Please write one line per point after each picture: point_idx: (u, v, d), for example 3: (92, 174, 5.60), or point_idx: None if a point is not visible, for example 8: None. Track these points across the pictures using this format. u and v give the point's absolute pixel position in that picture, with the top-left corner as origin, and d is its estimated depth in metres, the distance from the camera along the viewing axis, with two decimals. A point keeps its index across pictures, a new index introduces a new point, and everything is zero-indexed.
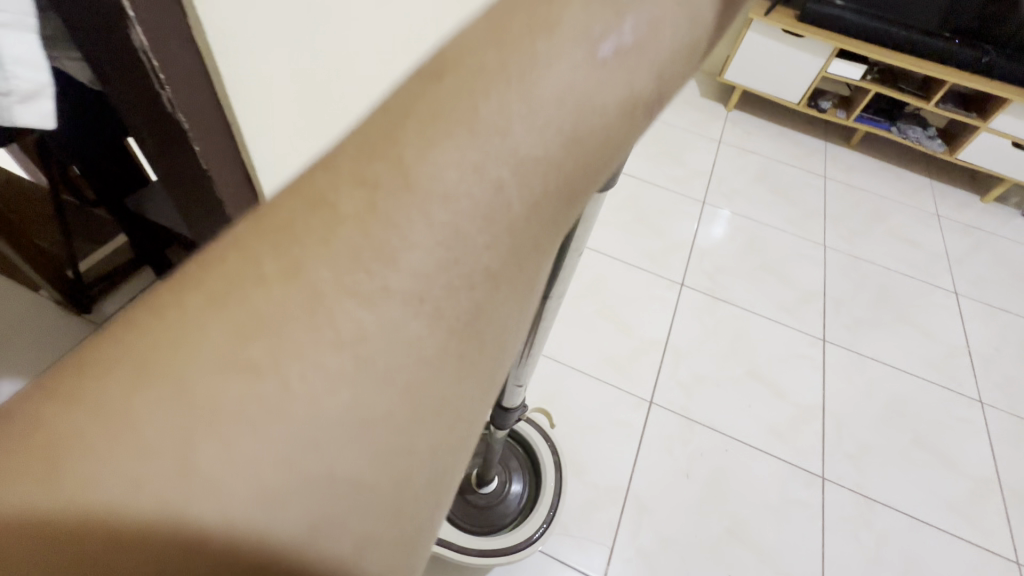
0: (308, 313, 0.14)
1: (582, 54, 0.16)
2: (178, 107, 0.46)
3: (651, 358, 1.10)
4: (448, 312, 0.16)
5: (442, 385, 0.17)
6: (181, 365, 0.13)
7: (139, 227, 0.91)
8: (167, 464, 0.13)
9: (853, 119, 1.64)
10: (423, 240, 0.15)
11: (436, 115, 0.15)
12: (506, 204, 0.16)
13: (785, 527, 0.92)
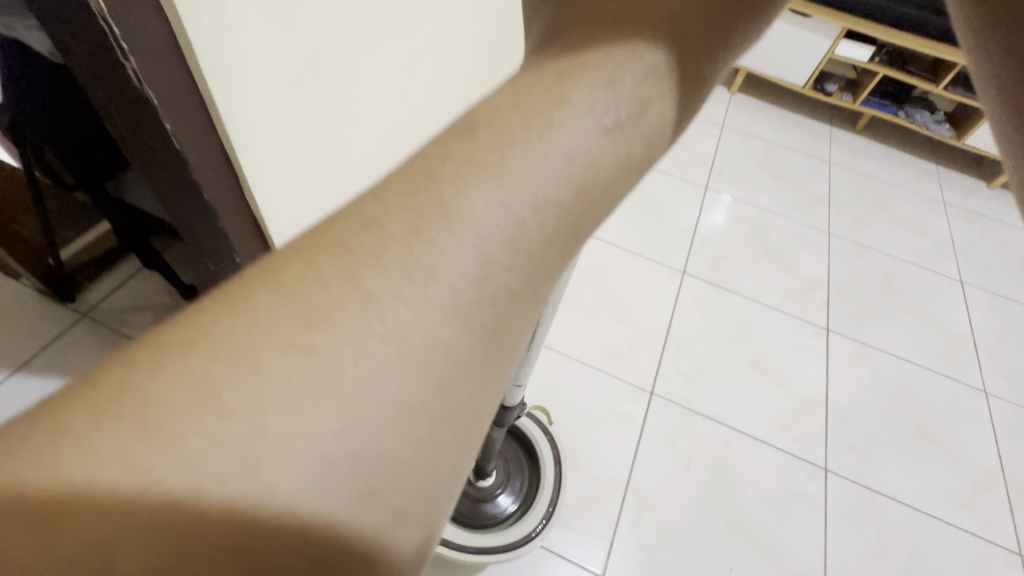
0: (350, 293, 0.17)
1: (577, 134, 0.21)
2: (149, 87, 0.40)
3: (652, 348, 1.07)
4: (472, 310, 0.18)
5: (461, 376, 0.17)
6: (242, 327, 0.16)
7: (122, 214, 0.88)
8: (214, 407, 0.15)
9: (859, 103, 1.60)
10: (455, 248, 0.18)
11: (469, 150, 0.20)
12: (526, 225, 0.19)
13: (787, 520, 0.91)
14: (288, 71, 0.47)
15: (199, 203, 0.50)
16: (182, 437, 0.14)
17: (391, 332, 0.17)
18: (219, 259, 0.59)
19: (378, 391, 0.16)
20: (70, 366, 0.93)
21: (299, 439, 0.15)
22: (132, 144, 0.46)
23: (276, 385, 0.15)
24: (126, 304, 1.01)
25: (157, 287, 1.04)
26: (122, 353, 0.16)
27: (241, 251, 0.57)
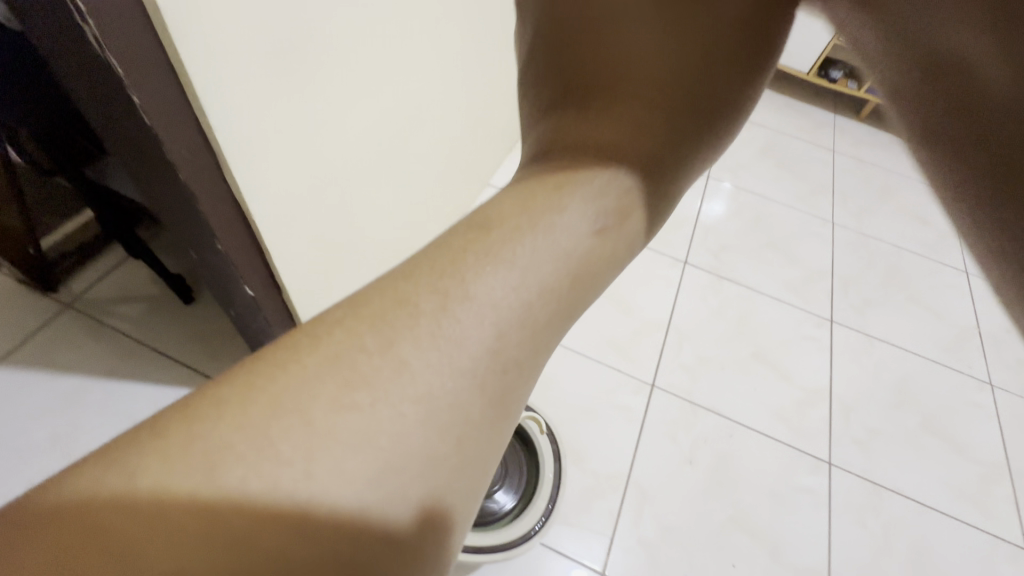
0: (393, 361, 0.22)
1: (572, 234, 0.27)
2: (114, 57, 0.35)
3: (653, 340, 1.05)
4: (483, 378, 0.23)
5: (469, 428, 0.23)
6: (317, 382, 0.21)
7: (104, 200, 0.85)
8: (297, 437, 0.20)
9: (864, 90, 1.57)
10: (472, 326, 0.24)
11: (484, 254, 0.25)
12: (526, 310, 0.25)
13: (792, 515, 0.89)
14: (265, 39, 0.44)
15: (178, 187, 0.46)
16: (273, 456, 0.20)
17: (421, 393, 0.22)
18: (204, 252, 0.55)
19: (412, 431, 0.22)
20: (53, 359, 0.90)
21: (355, 466, 0.20)
22: (105, 122, 0.42)
23: (335, 430, 0.21)
24: (110, 295, 0.98)
25: (143, 277, 1.01)
26: (224, 389, 0.21)
27: (225, 241, 0.52)
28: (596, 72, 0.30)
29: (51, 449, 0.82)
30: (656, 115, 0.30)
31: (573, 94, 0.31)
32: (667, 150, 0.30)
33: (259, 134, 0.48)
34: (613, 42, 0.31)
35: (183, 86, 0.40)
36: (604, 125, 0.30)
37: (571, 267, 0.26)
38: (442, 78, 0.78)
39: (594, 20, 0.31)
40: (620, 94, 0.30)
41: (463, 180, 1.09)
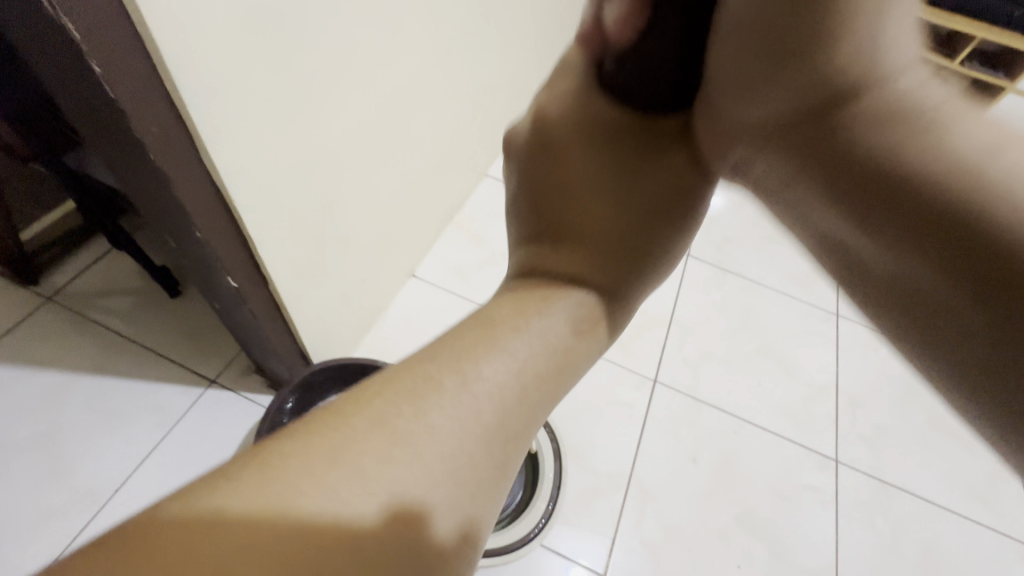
0: (418, 419, 0.25)
1: (556, 328, 0.29)
2: (71, 22, 0.32)
3: (655, 335, 1.02)
4: (488, 436, 0.26)
5: (478, 487, 0.25)
6: (356, 422, 0.24)
7: (84, 188, 0.81)
8: (339, 467, 0.22)
9: None
10: (480, 390, 0.26)
11: (486, 337, 0.28)
12: (523, 384, 0.27)
13: (798, 513, 0.87)
14: (240, 8, 0.40)
15: (152, 170, 0.42)
16: (317, 479, 0.22)
17: (438, 446, 0.24)
18: (183, 241, 0.52)
19: (431, 469, 0.24)
20: (34, 356, 0.87)
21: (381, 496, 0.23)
22: (70, 100, 0.39)
23: (365, 475, 0.23)
24: (93, 288, 0.94)
25: (127, 269, 0.97)
26: (270, 445, 0.23)
27: (205, 228, 0.49)
28: (555, 195, 0.31)
29: (31, 448, 0.79)
30: (617, 230, 0.30)
31: (539, 217, 0.32)
32: (632, 262, 0.31)
33: (239, 112, 0.45)
34: (571, 159, 0.31)
35: (151, 56, 0.37)
36: (565, 250, 0.31)
37: (556, 355, 0.28)
38: (435, 63, 0.75)
39: (550, 141, 0.31)
40: (578, 215, 0.31)
41: (459, 170, 1.06)
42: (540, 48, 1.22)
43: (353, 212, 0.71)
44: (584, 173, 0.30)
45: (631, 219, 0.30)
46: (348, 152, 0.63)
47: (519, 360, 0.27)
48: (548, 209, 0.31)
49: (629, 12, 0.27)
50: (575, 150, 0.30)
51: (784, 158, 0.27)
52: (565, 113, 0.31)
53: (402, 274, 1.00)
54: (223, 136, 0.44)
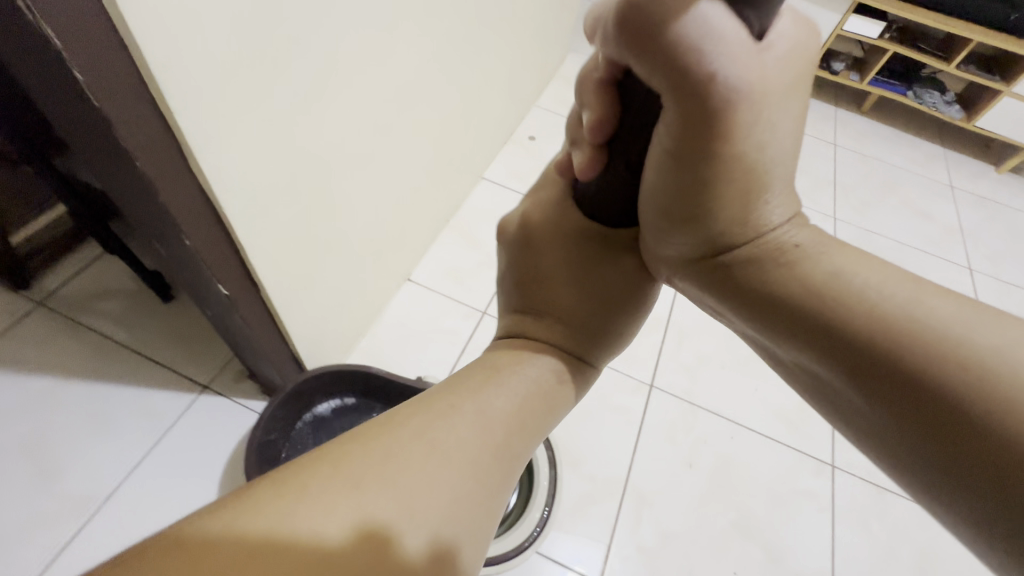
0: (436, 430, 0.28)
1: (543, 368, 0.34)
2: (50, 26, 0.31)
3: (651, 339, 1.02)
4: (499, 447, 0.29)
5: (495, 487, 0.28)
6: (383, 437, 0.27)
7: (75, 191, 0.80)
8: (371, 477, 0.25)
9: (866, 82, 1.54)
10: (493, 412, 0.30)
11: (489, 376, 0.33)
12: (522, 408, 0.31)
13: (794, 519, 0.86)
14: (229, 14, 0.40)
15: (138, 176, 0.42)
16: (346, 489, 0.24)
17: (467, 450, 0.28)
18: (171, 247, 0.51)
19: (457, 470, 0.27)
20: (25, 360, 0.86)
21: (418, 494, 0.25)
22: (53, 107, 0.38)
23: (412, 472, 0.26)
24: (86, 292, 0.93)
25: (120, 272, 0.97)
26: (323, 455, 0.26)
27: (193, 234, 0.48)
28: (534, 281, 0.37)
29: (20, 455, 0.78)
30: (585, 310, 0.36)
31: (523, 295, 0.38)
32: (598, 336, 0.37)
33: (225, 118, 0.44)
34: (549, 252, 0.37)
35: (134, 61, 0.36)
36: (543, 325, 0.37)
37: (545, 396, 0.33)
38: (429, 67, 0.75)
39: (533, 237, 0.37)
40: (552, 297, 0.37)
41: (455, 173, 1.05)
42: (536, 51, 1.22)
43: (345, 216, 0.70)
44: (564, 259, 0.37)
45: (596, 301, 0.36)
46: (339, 157, 0.63)
47: (519, 391, 0.32)
48: (536, 285, 0.37)
49: (591, 155, 0.31)
50: (551, 247, 0.37)
51: (780, 305, 0.31)
52: (544, 216, 0.37)
53: (398, 278, 0.99)
54: (210, 143, 0.44)
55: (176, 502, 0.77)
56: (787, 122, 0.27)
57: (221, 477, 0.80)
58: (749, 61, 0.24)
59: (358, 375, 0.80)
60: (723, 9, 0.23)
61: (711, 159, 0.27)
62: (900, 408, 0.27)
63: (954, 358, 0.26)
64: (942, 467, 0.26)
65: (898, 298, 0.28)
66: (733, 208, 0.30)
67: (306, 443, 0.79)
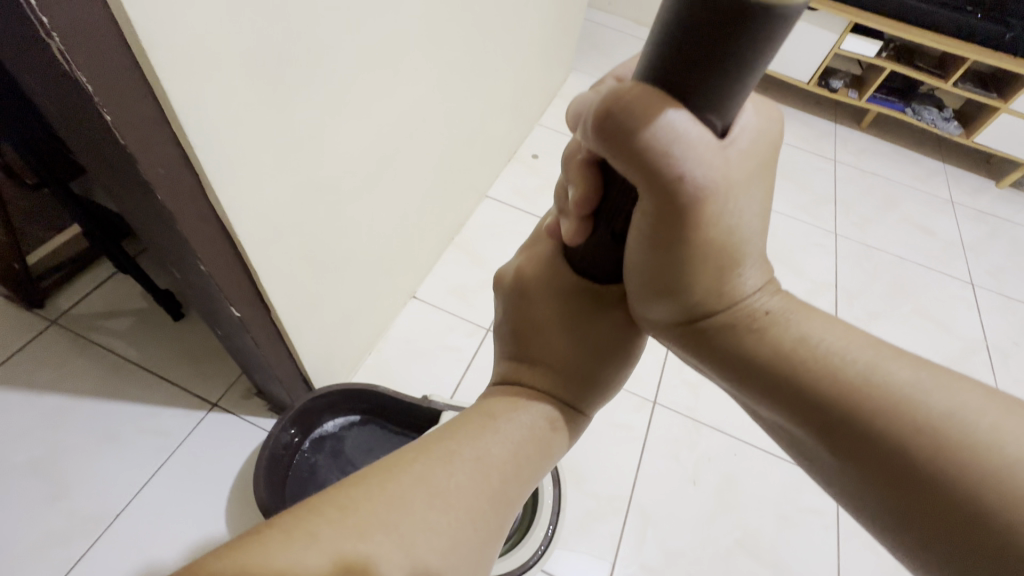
0: (432, 480, 0.29)
1: (535, 414, 0.36)
2: (81, 71, 0.33)
3: (654, 355, 1.02)
4: (493, 495, 0.31)
5: (487, 537, 0.30)
6: (379, 484, 0.28)
7: (90, 213, 0.82)
8: (367, 526, 0.26)
9: (865, 99, 1.56)
10: (491, 458, 0.32)
11: (483, 424, 0.34)
12: (515, 457, 0.33)
13: (798, 537, 0.86)
14: (247, 50, 0.42)
15: (157, 207, 0.43)
16: (342, 536, 0.25)
17: (466, 497, 0.29)
18: (187, 272, 0.53)
19: (451, 522, 0.28)
20: (34, 379, 0.87)
21: (412, 547, 0.26)
22: (80, 142, 0.40)
23: (417, 518, 0.27)
24: (98, 310, 0.95)
25: (131, 291, 0.99)
26: (331, 495, 0.27)
27: (208, 262, 0.50)
28: (527, 332, 0.38)
29: (30, 475, 0.79)
30: (576, 361, 0.37)
31: (517, 342, 0.39)
32: (590, 384, 0.38)
33: (240, 150, 0.46)
34: (542, 303, 0.38)
35: (158, 100, 0.38)
36: (536, 372, 0.38)
37: (538, 442, 0.35)
38: (436, 91, 0.77)
39: (527, 289, 0.39)
40: (545, 347, 0.38)
41: (460, 192, 1.08)
42: (540, 71, 1.24)
43: (353, 236, 0.72)
44: (558, 311, 0.37)
45: (589, 353, 0.37)
46: (348, 179, 0.65)
47: (513, 438, 0.34)
48: (529, 335, 0.38)
49: (578, 226, 0.33)
50: (545, 300, 0.38)
51: (762, 374, 0.32)
52: (540, 271, 0.38)
53: (404, 295, 1.01)
54: (228, 171, 0.45)
55: (184, 520, 0.78)
56: (753, 207, 0.28)
57: (229, 496, 0.81)
58: (715, 158, 0.25)
59: (366, 394, 0.81)
60: (690, 114, 0.23)
61: (686, 244, 0.28)
62: (870, 467, 0.29)
63: (927, 424, 0.28)
64: (910, 521, 0.29)
65: (859, 364, 0.30)
66: (710, 282, 0.30)
67: (311, 461, 0.80)
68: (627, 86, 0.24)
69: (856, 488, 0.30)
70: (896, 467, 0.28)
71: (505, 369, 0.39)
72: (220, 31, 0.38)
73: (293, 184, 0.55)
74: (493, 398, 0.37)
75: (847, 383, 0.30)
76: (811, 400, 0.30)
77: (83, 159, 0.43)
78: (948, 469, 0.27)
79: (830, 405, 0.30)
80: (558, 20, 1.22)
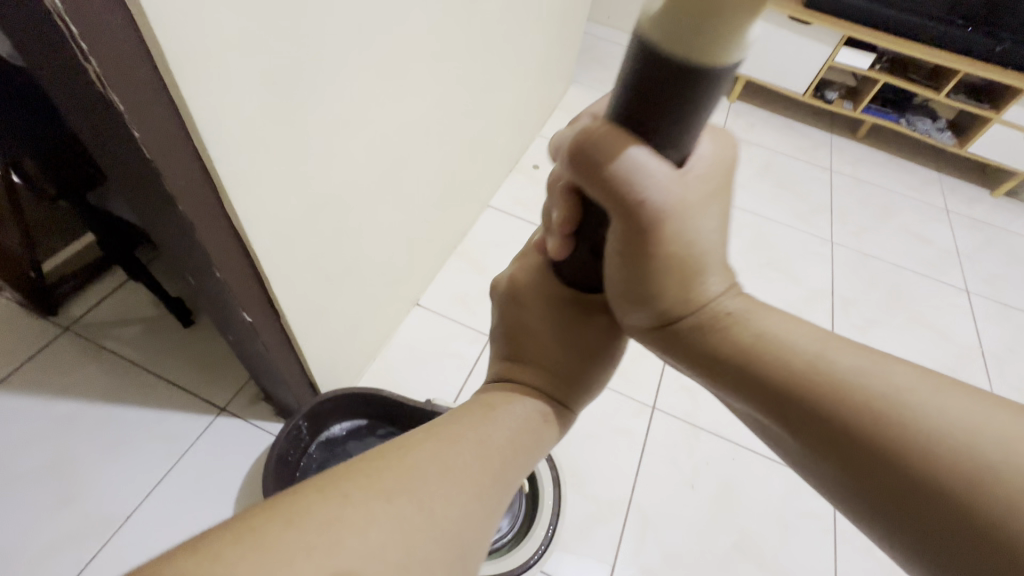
0: (437, 459, 0.31)
1: (530, 406, 0.38)
2: (113, 91, 0.36)
3: (653, 361, 1.04)
4: (493, 477, 0.33)
5: (489, 517, 0.31)
6: (391, 461, 0.30)
7: (104, 223, 0.85)
8: (385, 494, 0.27)
9: (860, 110, 1.59)
10: (491, 442, 0.34)
11: (482, 413, 0.36)
12: (513, 443, 0.35)
13: (796, 541, 0.87)
14: (263, 70, 0.44)
15: (178, 216, 0.46)
16: (367, 498, 0.27)
17: (472, 472, 0.31)
18: (203, 280, 0.55)
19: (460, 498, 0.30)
20: (47, 384, 0.89)
21: (427, 514, 0.28)
22: (108, 157, 0.43)
23: (432, 491, 0.29)
24: (109, 317, 0.98)
25: (142, 298, 1.01)
26: (354, 466, 0.29)
27: (224, 269, 0.53)
28: (519, 334, 0.41)
29: (43, 478, 0.81)
30: (565, 362, 0.40)
31: (510, 344, 0.42)
32: (578, 384, 0.41)
33: (255, 164, 0.48)
34: (533, 308, 0.41)
35: (181, 116, 0.40)
36: (527, 370, 0.40)
37: (532, 434, 0.37)
38: (441, 105, 0.80)
39: (519, 294, 0.41)
40: (536, 348, 0.40)
41: (463, 202, 1.10)
42: (541, 85, 1.28)
43: (360, 244, 0.75)
44: (549, 314, 0.40)
45: (576, 354, 0.40)
46: (355, 189, 0.67)
47: (510, 427, 0.36)
48: (521, 337, 0.41)
49: (563, 243, 0.35)
50: (536, 305, 0.40)
51: (732, 375, 0.34)
52: (531, 278, 0.41)
53: (407, 302, 1.03)
54: (243, 183, 0.48)
55: (192, 522, 0.80)
56: (713, 224, 0.31)
57: (237, 499, 0.82)
58: (675, 185, 0.28)
59: (372, 399, 0.83)
60: (650, 149, 0.27)
61: (652, 260, 0.30)
62: (843, 461, 0.31)
63: (886, 415, 0.30)
64: (887, 511, 0.30)
65: (808, 353, 0.32)
66: (680, 293, 0.33)
67: (318, 464, 0.82)
68: (595, 125, 0.27)
69: (833, 483, 0.32)
70: (863, 460, 0.30)
71: (498, 368, 0.42)
72: (239, 53, 0.41)
73: (303, 195, 0.57)
74: (489, 393, 0.39)
75: (811, 376, 0.32)
76: (778, 396, 0.32)
77: (109, 174, 0.46)
78: (905, 451, 0.29)
79: (795, 400, 0.32)
80: (558, 36, 1.26)
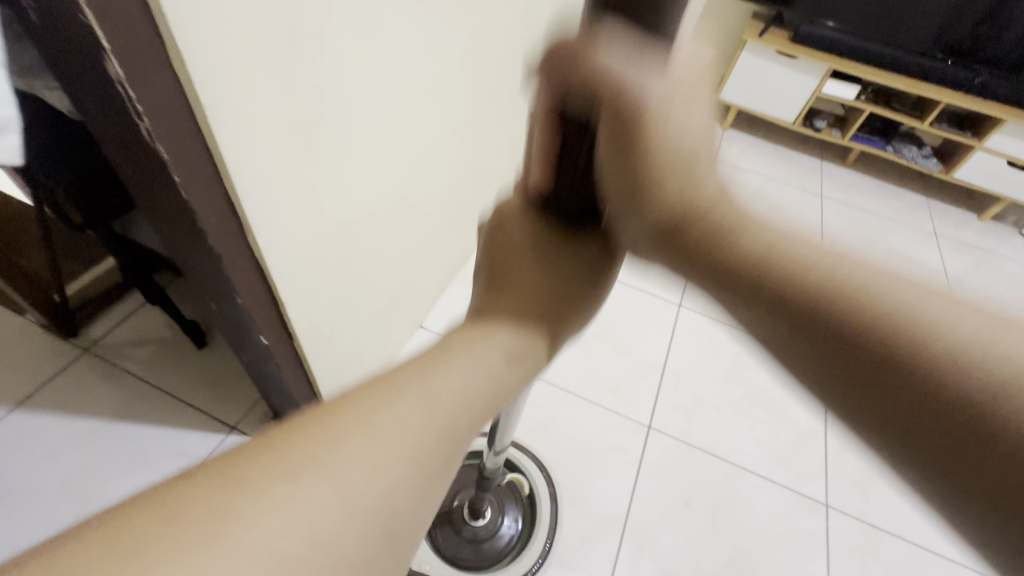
0: (362, 423, 0.26)
1: (496, 347, 0.32)
2: (160, 143, 0.41)
3: (650, 382, 1.08)
4: (438, 445, 0.27)
5: (431, 489, 0.26)
6: (294, 448, 0.24)
7: (127, 250, 0.90)
8: (287, 480, 0.23)
9: (848, 137, 1.65)
10: (441, 397, 0.28)
11: (442, 354, 0.31)
12: (467, 394, 0.29)
13: (789, 558, 0.89)
14: (287, 117, 0.50)
15: (207, 248, 0.51)
16: (243, 496, 0.22)
17: (407, 440, 0.26)
18: (225, 306, 0.60)
19: (370, 488, 0.24)
20: (66, 402, 0.93)
21: (331, 501, 0.23)
22: (148, 198, 0.48)
23: (351, 462, 0.24)
24: (126, 339, 1.02)
25: (158, 321, 1.05)
26: (246, 450, 0.24)
27: (245, 295, 0.57)
28: (499, 260, 0.36)
29: (59, 494, 0.84)
30: (549, 290, 0.35)
31: (489, 272, 0.36)
32: (562, 318, 0.35)
33: (276, 199, 0.53)
34: (514, 231, 0.36)
35: (216, 161, 0.45)
36: (504, 298, 0.34)
37: (493, 386, 0.31)
38: (445, 139, 0.85)
39: (505, 216, 0.37)
40: (516, 274, 0.35)
41: (466, 228, 1.16)
42: None
43: (368, 270, 0.79)
44: (531, 234, 0.35)
45: (557, 281, 0.35)
46: (365, 219, 0.72)
47: (468, 377, 0.30)
48: (502, 265, 0.35)
49: (541, 171, 0.33)
50: (518, 227, 0.36)
51: (753, 300, 0.28)
52: (517, 204, 0.36)
53: (411, 325, 1.07)
54: (266, 216, 0.53)
55: None
56: (700, 113, 0.29)
57: None
58: (658, 77, 0.28)
59: None
60: (632, 29, 0.27)
61: (644, 144, 0.29)
62: (883, 406, 0.25)
63: (923, 331, 0.25)
64: (947, 476, 0.23)
65: (824, 262, 0.27)
66: (677, 191, 0.30)
67: None
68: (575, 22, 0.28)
69: (903, 436, 0.24)
70: (915, 391, 0.24)
71: (472, 301, 0.36)
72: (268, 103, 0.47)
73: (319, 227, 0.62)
74: (459, 325, 0.33)
75: (829, 295, 0.26)
76: (799, 312, 0.27)
77: (145, 211, 0.51)
78: (878, 330, 0.25)
79: (817, 320, 0.27)
80: None
